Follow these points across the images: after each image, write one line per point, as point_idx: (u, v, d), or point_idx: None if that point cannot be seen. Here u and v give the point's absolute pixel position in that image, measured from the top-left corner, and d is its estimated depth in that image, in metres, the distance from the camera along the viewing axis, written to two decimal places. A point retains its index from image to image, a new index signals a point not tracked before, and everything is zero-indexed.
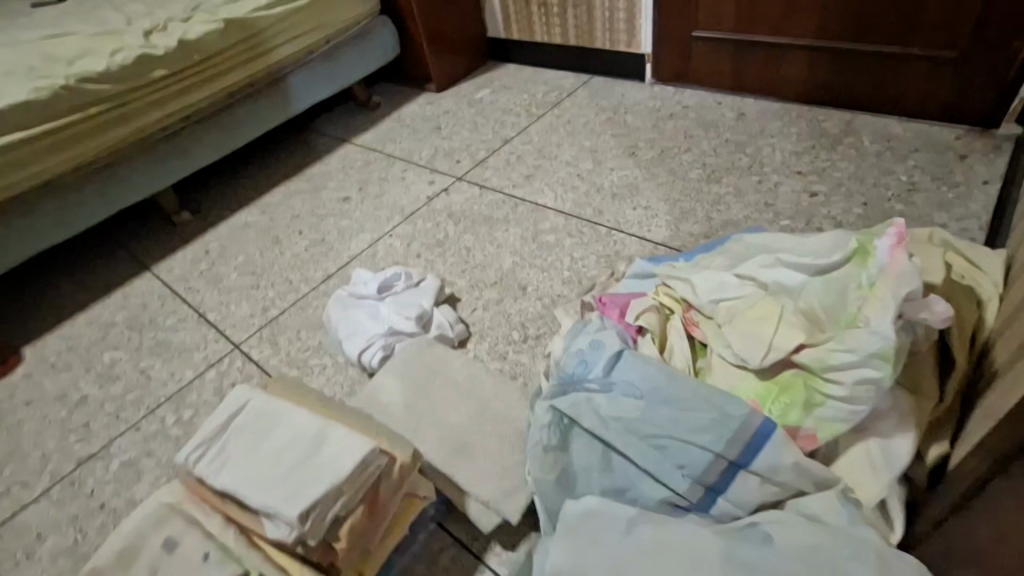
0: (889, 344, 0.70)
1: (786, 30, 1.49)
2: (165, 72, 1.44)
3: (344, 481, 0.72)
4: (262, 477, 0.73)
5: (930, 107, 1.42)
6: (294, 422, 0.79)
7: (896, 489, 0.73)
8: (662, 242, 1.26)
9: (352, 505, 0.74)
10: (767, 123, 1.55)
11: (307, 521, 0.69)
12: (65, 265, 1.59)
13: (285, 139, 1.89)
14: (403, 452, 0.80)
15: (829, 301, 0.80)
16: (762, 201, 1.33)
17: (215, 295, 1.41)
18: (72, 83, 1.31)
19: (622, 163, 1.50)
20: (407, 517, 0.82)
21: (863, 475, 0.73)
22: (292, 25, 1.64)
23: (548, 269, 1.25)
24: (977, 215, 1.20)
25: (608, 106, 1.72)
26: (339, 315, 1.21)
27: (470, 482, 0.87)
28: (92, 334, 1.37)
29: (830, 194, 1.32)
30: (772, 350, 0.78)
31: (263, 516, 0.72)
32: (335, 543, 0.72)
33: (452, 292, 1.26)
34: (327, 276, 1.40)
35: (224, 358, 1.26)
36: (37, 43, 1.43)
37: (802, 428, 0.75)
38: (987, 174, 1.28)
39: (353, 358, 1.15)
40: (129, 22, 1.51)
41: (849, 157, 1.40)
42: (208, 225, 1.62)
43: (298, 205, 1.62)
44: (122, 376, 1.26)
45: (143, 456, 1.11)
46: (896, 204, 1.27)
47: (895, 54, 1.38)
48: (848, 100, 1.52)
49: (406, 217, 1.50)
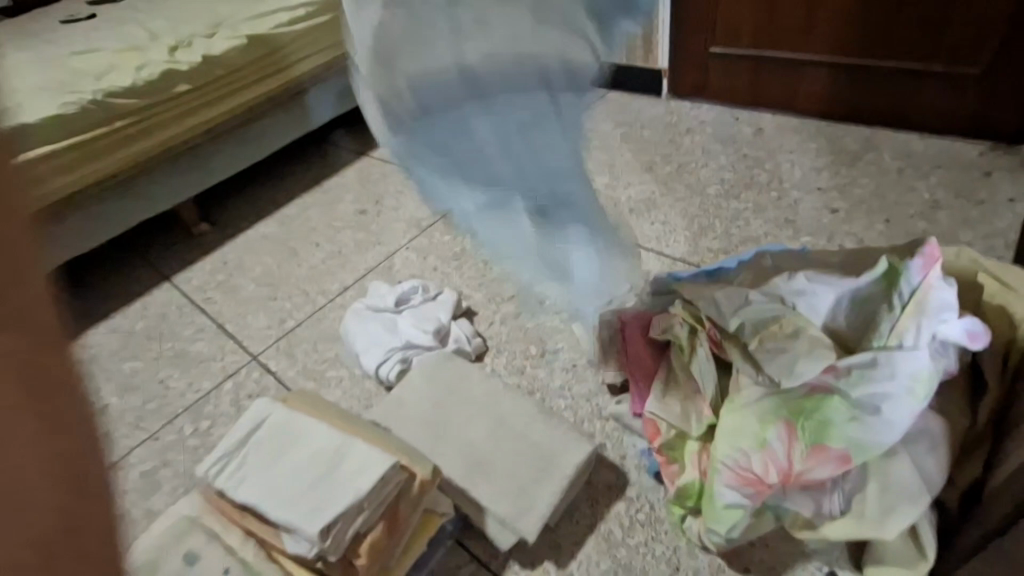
0: (924, 368, 0.72)
1: (804, 47, 1.50)
2: (188, 88, 1.48)
3: (366, 496, 0.72)
4: (282, 493, 0.73)
5: (955, 122, 1.41)
6: (313, 439, 0.79)
7: (928, 514, 0.73)
8: (681, 257, 1.26)
9: (373, 521, 0.73)
10: (785, 138, 1.54)
11: (328, 538, 0.69)
12: (86, 275, 1.61)
13: (304, 151, 1.92)
14: (423, 469, 0.79)
15: (858, 327, 0.80)
16: (782, 216, 1.33)
17: (233, 306, 1.43)
18: (100, 99, 1.35)
19: (639, 177, 1.50)
20: (426, 534, 0.80)
21: (899, 502, 0.71)
22: (315, 40, 1.67)
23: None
24: (1003, 233, 1.19)
25: (624, 120, 1.72)
26: (357, 327, 1.21)
27: (489, 497, 0.87)
28: (112, 344, 1.39)
29: (850, 211, 1.31)
30: (801, 372, 0.76)
31: (284, 531, 0.72)
32: (356, 559, 0.71)
33: (468, 306, 1.26)
34: (345, 288, 1.41)
35: (241, 368, 1.27)
36: (66, 59, 1.46)
37: (831, 449, 0.72)
38: (1012, 191, 1.26)
39: (370, 371, 1.15)
40: (154, 38, 1.55)
41: (869, 173, 1.39)
42: (227, 237, 1.64)
43: (315, 218, 1.63)
44: (141, 386, 1.28)
45: (161, 466, 1.11)
46: (919, 221, 1.25)
47: (917, 71, 1.40)
48: (868, 117, 1.50)
49: (422, 230, 1.51)
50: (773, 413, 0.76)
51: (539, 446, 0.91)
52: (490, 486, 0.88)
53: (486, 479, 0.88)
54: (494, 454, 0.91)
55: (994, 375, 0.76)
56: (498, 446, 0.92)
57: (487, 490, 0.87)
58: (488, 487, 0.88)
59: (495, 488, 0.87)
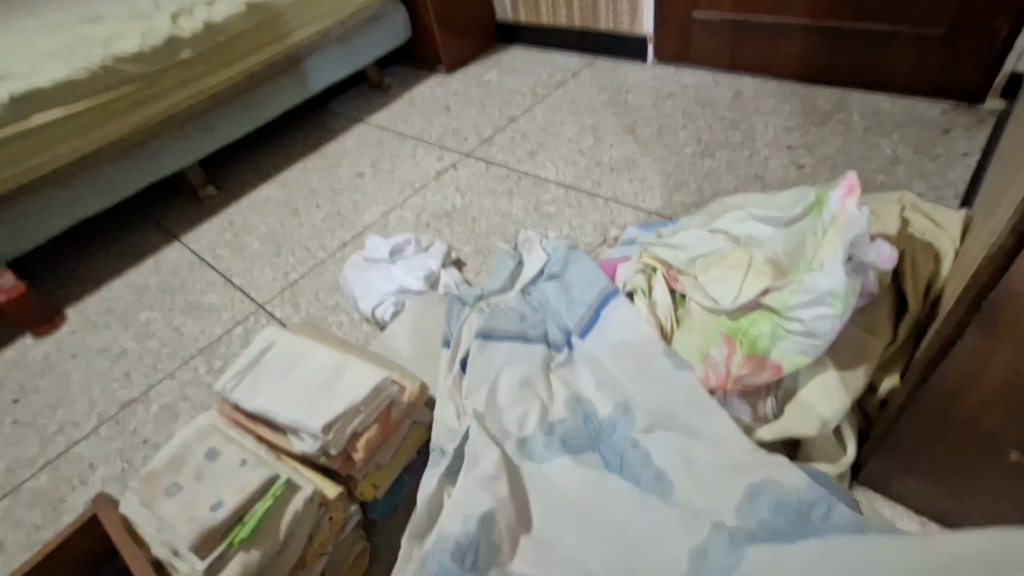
0: (841, 284, 0.75)
1: (780, 10, 1.55)
2: (191, 54, 1.54)
3: (362, 400, 0.83)
4: (289, 399, 0.85)
5: (917, 87, 1.48)
6: (316, 357, 0.90)
7: (851, 416, 0.84)
8: (655, 211, 1.35)
9: (368, 422, 0.84)
10: (760, 101, 1.61)
11: (329, 433, 0.80)
12: (98, 235, 1.71)
13: (303, 119, 2.00)
14: (412, 383, 0.90)
15: (790, 249, 0.88)
16: (752, 172, 1.41)
17: (240, 262, 1.53)
18: (108, 64, 1.42)
19: (621, 139, 1.59)
20: (414, 441, 0.92)
21: (822, 405, 0.81)
22: (309, 10, 1.72)
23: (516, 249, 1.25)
24: (954, 184, 1.27)
25: (610, 86, 1.80)
26: (355, 276, 1.31)
27: (465, 519, 0.79)
28: (129, 297, 1.50)
29: (816, 166, 1.39)
30: (742, 293, 0.87)
31: (291, 432, 0.83)
32: (353, 454, 0.83)
33: (458, 257, 1.36)
34: (344, 244, 1.51)
35: (249, 316, 1.38)
36: (73, 27, 1.53)
37: (767, 359, 0.82)
38: (968, 147, 1.34)
39: (367, 314, 1.25)
40: (158, 7, 1.62)
41: (837, 131, 1.46)
42: (232, 199, 1.73)
43: (315, 180, 1.73)
44: (158, 332, 1.40)
45: (180, 400, 1.24)
46: (878, 175, 1.34)
47: (884, 32, 1.44)
48: (844, 79, 1.57)
49: (416, 190, 1.60)
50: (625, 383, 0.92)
51: (481, 432, 0.88)
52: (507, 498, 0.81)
53: (481, 472, 0.83)
54: (489, 486, 0.82)
55: (919, 297, 0.86)
56: (492, 483, 0.82)
57: (460, 509, 0.80)
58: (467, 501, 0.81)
59: (494, 516, 0.79)
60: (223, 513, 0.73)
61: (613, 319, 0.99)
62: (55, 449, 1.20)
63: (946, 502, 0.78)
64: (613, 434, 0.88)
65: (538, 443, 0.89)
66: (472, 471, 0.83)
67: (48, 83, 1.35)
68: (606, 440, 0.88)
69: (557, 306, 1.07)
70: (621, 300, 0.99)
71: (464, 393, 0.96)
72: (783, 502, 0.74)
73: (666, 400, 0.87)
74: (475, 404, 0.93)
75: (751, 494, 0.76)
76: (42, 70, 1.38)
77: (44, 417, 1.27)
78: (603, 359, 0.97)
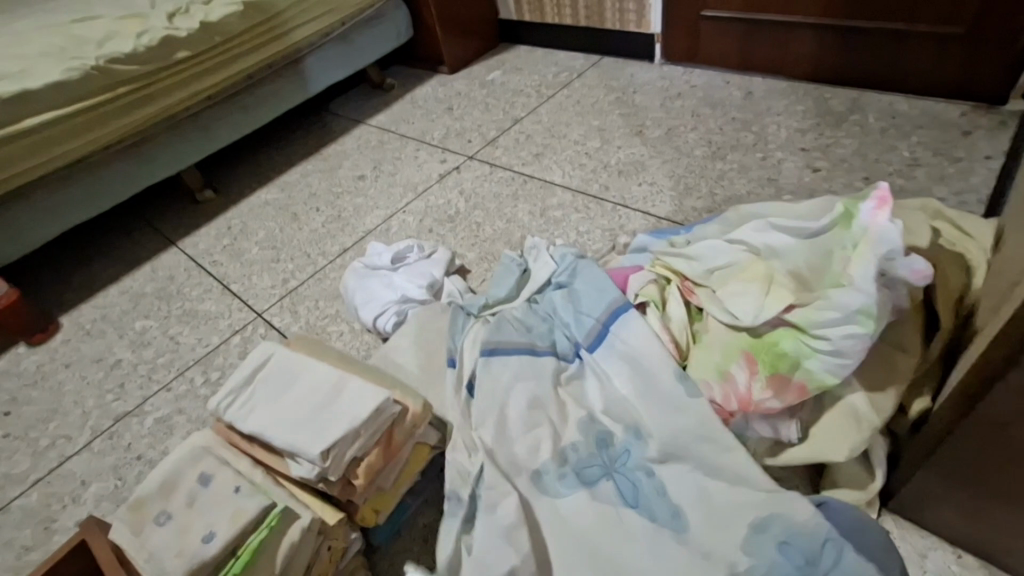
0: (872, 303, 0.72)
1: (793, 9, 1.50)
2: (187, 54, 1.50)
3: (363, 423, 0.79)
4: (286, 421, 0.80)
5: (935, 87, 1.43)
6: (314, 375, 0.86)
7: (880, 441, 0.80)
8: (666, 216, 1.31)
9: (369, 446, 0.80)
10: (772, 102, 1.56)
11: (328, 459, 0.76)
12: (94, 240, 1.67)
13: (303, 120, 1.96)
14: (415, 403, 0.86)
15: (814, 264, 0.84)
16: (766, 175, 1.37)
17: (238, 268, 1.49)
18: (103, 65, 1.38)
19: (629, 141, 1.54)
20: (419, 462, 0.88)
21: (851, 430, 0.77)
22: (308, 9, 1.68)
23: (522, 256, 1.21)
24: (977, 189, 1.23)
25: (617, 86, 1.76)
26: (356, 284, 1.26)
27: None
28: (124, 304, 1.46)
29: (833, 169, 1.34)
30: (763, 310, 0.82)
31: (288, 456, 0.79)
32: (354, 479, 0.79)
33: (462, 264, 1.31)
34: (344, 250, 1.46)
35: (247, 325, 1.34)
36: (66, 27, 1.49)
37: (791, 380, 0.78)
38: (990, 150, 1.29)
39: (368, 324, 1.21)
40: (154, 6, 1.58)
41: (853, 133, 1.42)
42: (230, 203, 1.69)
43: (315, 183, 1.68)
44: (153, 342, 1.36)
45: (175, 413, 1.20)
46: (897, 179, 1.29)
47: (901, 30, 1.39)
48: (859, 80, 1.52)
49: (418, 194, 1.56)
50: (640, 413, 0.88)
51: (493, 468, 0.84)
52: (529, 551, 0.77)
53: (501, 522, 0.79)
54: (511, 536, 0.78)
55: (950, 313, 0.81)
56: (512, 534, 0.78)
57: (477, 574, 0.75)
58: (491, 558, 0.76)
59: None
60: (216, 547, 0.69)
61: (623, 334, 0.94)
62: (47, 464, 1.16)
63: (982, 532, 0.74)
64: (626, 460, 0.85)
65: (552, 476, 0.85)
66: (493, 517, 0.80)
67: (41, 84, 1.31)
68: (620, 468, 0.84)
69: (565, 317, 1.02)
70: (631, 314, 0.95)
71: (473, 423, 0.91)
72: (795, 538, 0.71)
73: (681, 428, 0.83)
74: (484, 437, 0.89)
75: (764, 530, 0.73)
76: (34, 72, 1.34)
77: (36, 430, 1.23)
78: (616, 380, 0.92)
